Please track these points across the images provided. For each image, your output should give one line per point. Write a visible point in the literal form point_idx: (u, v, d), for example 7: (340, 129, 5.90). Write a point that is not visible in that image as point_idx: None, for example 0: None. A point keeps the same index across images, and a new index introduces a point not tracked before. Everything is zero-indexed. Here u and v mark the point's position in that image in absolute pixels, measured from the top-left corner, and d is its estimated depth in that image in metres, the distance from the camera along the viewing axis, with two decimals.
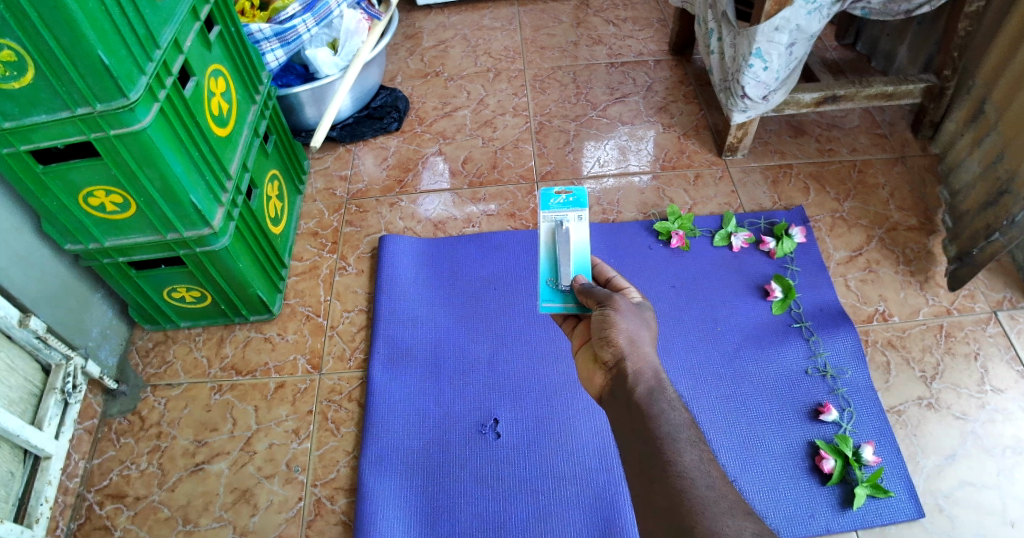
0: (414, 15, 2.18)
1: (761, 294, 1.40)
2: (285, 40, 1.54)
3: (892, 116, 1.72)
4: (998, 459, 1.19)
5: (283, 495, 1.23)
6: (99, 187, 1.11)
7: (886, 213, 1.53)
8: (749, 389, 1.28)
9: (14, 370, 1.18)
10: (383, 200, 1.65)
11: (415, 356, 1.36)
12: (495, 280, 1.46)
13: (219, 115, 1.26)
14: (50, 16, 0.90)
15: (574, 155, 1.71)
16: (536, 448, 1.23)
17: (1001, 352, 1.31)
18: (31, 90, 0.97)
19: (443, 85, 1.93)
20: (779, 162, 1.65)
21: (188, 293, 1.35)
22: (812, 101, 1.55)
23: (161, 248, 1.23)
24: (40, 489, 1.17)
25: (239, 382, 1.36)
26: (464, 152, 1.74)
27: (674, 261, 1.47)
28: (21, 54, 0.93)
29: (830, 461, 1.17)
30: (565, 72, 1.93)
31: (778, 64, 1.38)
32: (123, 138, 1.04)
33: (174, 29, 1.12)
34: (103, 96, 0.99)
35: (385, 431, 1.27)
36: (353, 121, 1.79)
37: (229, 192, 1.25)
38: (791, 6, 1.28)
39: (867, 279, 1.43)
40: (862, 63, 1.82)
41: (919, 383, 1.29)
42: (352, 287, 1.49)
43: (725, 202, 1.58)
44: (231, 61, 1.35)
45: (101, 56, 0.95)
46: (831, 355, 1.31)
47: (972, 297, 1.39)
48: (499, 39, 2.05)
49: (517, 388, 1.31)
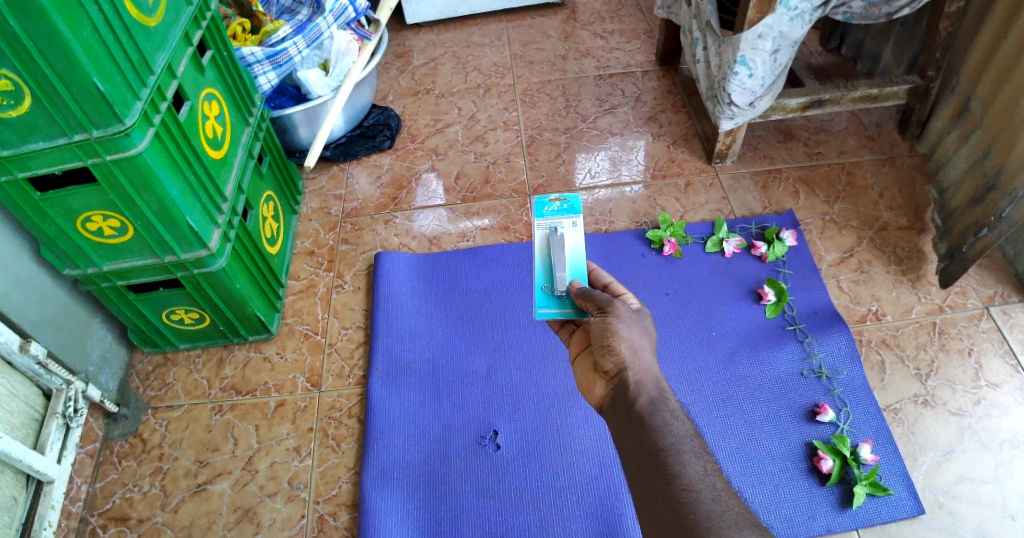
0: (404, 34, 2.21)
1: (755, 298, 1.42)
2: (277, 62, 1.57)
3: (878, 118, 1.74)
4: (996, 453, 1.20)
5: (286, 513, 1.23)
6: (97, 212, 1.12)
7: (876, 213, 1.55)
8: (747, 393, 1.29)
9: (15, 395, 1.19)
10: (378, 218, 1.66)
11: (414, 371, 1.37)
12: (491, 293, 1.48)
13: (213, 138, 1.28)
14: (46, 45, 0.92)
15: (566, 167, 1.73)
16: (536, 458, 1.24)
17: (995, 348, 1.32)
18: (28, 118, 0.99)
19: (434, 102, 1.95)
20: (768, 167, 1.67)
21: (186, 315, 1.37)
22: (798, 106, 1.57)
23: (160, 271, 1.25)
24: (43, 513, 1.19)
25: (239, 402, 1.37)
26: (457, 168, 1.76)
27: (668, 267, 1.49)
28: (18, 83, 0.95)
29: (829, 461, 1.17)
30: (554, 85, 1.95)
31: (763, 71, 1.40)
32: (120, 163, 1.06)
33: (167, 54, 1.14)
34: (99, 121, 1.01)
35: (386, 445, 1.27)
36: (345, 140, 1.80)
37: (225, 213, 1.27)
38: (773, 14, 1.30)
39: (859, 279, 1.44)
40: (848, 66, 1.85)
41: (915, 381, 1.29)
42: (349, 305, 1.50)
43: (716, 208, 1.60)
44: (224, 84, 1.37)
45: (96, 82, 0.96)
46: (826, 356, 1.32)
47: (964, 294, 1.40)
48: (488, 55, 2.08)
49: (516, 400, 1.32)
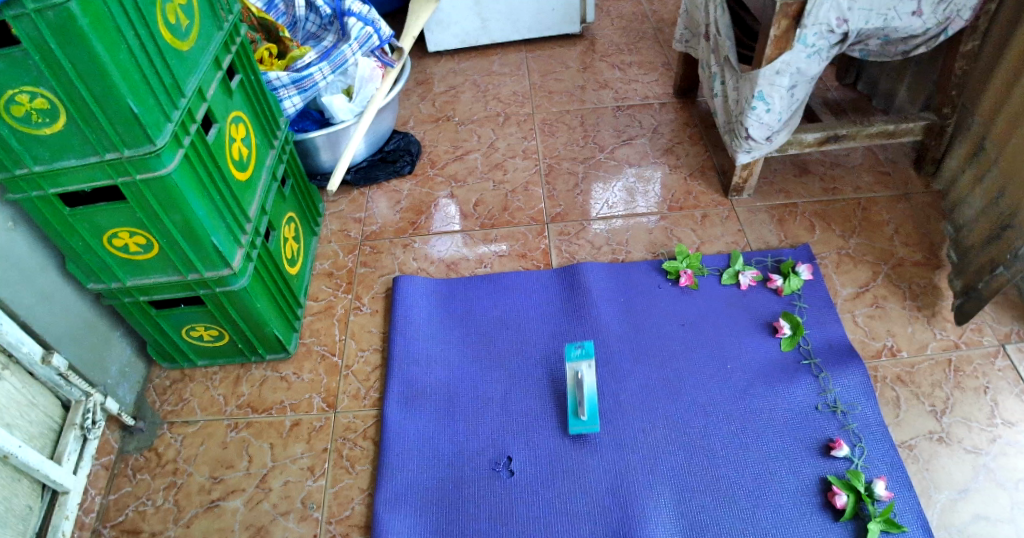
0: (426, 61, 2.26)
1: (769, 331, 1.42)
2: (302, 87, 1.61)
3: (893, 154, 1.76)
4: (1012, 492, 1.19)
5: (298, 532, 1.23)
6: (123, 229, 1.15)
7: (891, 248, 1.56)
8: (760, 426, 1.28)
9: (34, 405, 1.20)
10: (397, 241, 1.69)
11: (429, 395, 1.38)
12: (507, 319, 1.49)
13: (239, 160, 1.32)
14: (84, 68, 0.96)
15: (583, 197, 1.75)
16: (548, 485, 1.24)
17: (1011, 387, 1.31)
18: (62, 137, 1.02)
19: (455, 129, 1.99)
20: (784, 201, 1.69)
21: (206, 332, 1.39)
22: (814, 141, 1.59)
23: (183, 289, 1.27)
24: (57, 524, 1.20)
25: (255, 420, 1.39)
26: (476, 195, 1.79)
27: (683, 298, 1.50)
28: (55, 103, 0.98)
29: (842, 496, 1.16)
30: (573, 116, 1.98)
31: (780, 106, 1.42)
32: (148, 182, 1.09)
33: (198, 78, 1.18)
34: (131, 142, 1.04)
35: (399, 468, 1.28)
36: (367, 165, 1.85)
37: (249, 234, 1.29)
38: (791, 50, 1.33)
39: (874, 314, 1.45)
40: (863, 102, 1.87)
41: (930, 417, 1.29)
42: (366, 327, 1.52)
43: (732, 241, 1.61)
44: (251, 108, 1.41)
45: (130, 104, 1.00)
46: (841, 391, 1.31)
47: (979, 331, 1.40)
48: (509, 84, 2.12)
49: (530, 426, 1.32)
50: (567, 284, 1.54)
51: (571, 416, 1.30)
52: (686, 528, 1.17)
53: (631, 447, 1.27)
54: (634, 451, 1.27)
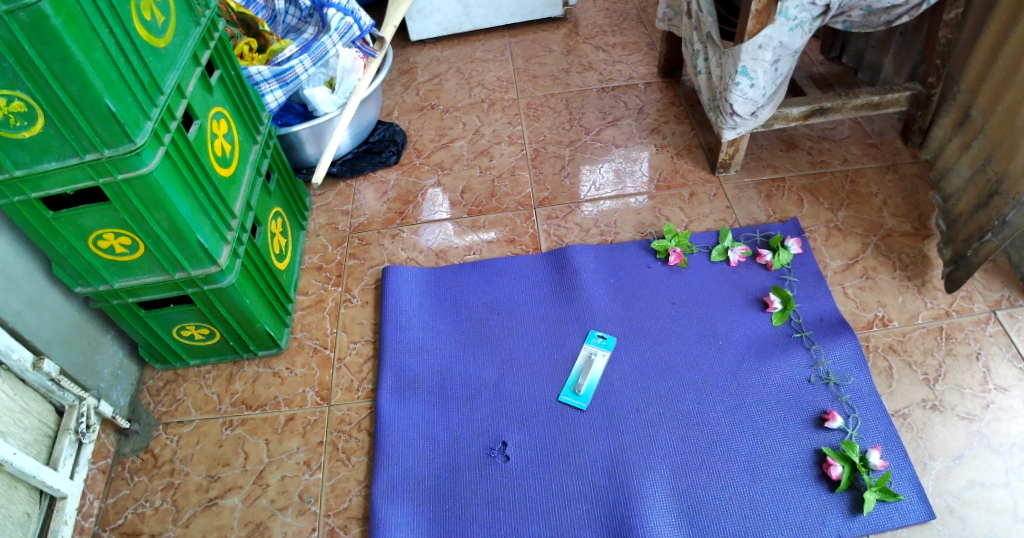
0: (408, 50, 2.24)
1: (761, 306, 1.42)
2: (283, 80, 1.59)
3: (880, 126, 1.75)
4: (1006, 457, 1.19)
5: (297, 526, 1.23)
6: (108, 231, 1.14)
7: (880, 220, 1.55)
8: (753, 400, 1.28)
9: (28, 412, 1.19)
10: (385, 232, 1.68)
11: (423, 384, 1.37)
12: (498, 306, 1.49)
13: (222, 156, 1.31)
14: (59, 68, 0.94)
15: (571, 180, 1.74)
16: (545, 469, 1.24)
17: (1003, 352, 1.32)
18: (42, 139, 1.00)
19: (439, 117, 1.97)
20: (771, 176, 1.68)
21: (197, 331, 1.38)
22: (801, 115, 1.58)
23: (170, 287, 1.26)
24: (57, 529, 1.20)
25: (249, 417, 1.38)
26: (462, 182, 1.78)
27: (673, 278, 1.49)
28: (31, 105, 0.96)
29: (838, 467, 1.16)
30: (557, 99, 1.97)
31: (765, 80, 1.41)
32: (131, 182, 1.07)
33: (176, 74, 1.16)
34: (111, 142, 1.03)
35: (395, 459, 1.28)
36: (352, 156, 1.83)
37: (234, 230, 1.28)
38: (774, 23, 1.31)
39: (865, 286, 1.45)
40: (849, 75, 1.86)
41: (922, 386, 1.29)
42: (357, 319, 1.51)
43: (721, 218, 1.61)
44: (232, 103, 1.39)
45: (108, 103, 0.98)
46: (833, 363, 1.31)
47: (970, 298, 1.40)
48: (492, 70, 2.11)
49: (524, 411, 1.32)
50: (557, 268, 1.54)
51: (567, 388, 1.33)
52: (684, 506, 1.18)
53: (625, 427, 1.27)
54: (628, 431, 1.27)
